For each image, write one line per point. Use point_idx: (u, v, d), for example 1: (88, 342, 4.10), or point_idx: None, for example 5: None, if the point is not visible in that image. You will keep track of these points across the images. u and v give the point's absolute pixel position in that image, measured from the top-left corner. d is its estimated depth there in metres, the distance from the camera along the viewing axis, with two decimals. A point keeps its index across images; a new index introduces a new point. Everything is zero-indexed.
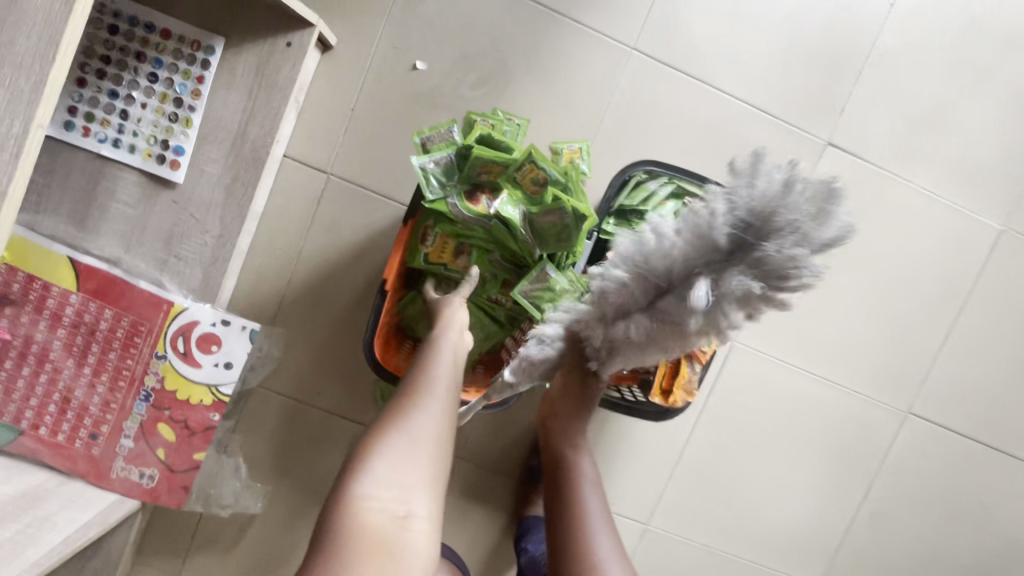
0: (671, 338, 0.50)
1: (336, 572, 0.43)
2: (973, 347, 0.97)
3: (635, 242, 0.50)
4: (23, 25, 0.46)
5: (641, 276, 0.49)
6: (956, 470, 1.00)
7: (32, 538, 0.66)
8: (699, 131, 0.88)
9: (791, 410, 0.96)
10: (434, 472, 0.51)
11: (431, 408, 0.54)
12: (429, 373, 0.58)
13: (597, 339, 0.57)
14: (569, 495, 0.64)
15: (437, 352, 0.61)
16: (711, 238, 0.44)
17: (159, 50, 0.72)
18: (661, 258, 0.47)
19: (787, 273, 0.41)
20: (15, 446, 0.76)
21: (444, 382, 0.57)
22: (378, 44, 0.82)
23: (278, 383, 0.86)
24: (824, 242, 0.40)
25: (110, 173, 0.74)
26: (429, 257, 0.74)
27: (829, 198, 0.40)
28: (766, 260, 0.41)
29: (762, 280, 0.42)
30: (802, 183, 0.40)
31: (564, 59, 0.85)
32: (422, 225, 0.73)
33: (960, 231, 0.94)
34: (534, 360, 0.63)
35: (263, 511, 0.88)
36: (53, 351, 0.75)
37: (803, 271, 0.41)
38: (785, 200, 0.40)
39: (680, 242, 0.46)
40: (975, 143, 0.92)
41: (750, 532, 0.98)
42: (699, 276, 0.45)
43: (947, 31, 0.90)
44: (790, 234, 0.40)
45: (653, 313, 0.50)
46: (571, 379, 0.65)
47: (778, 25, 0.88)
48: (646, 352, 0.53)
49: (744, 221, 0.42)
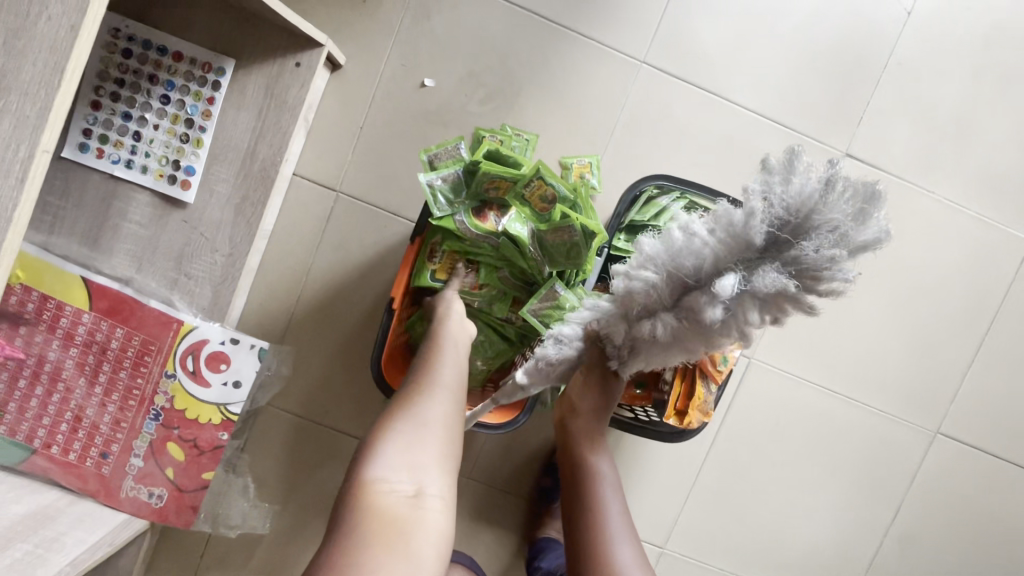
0: (696, 338, 0.47)
1: (354, 556, 0.41)
2: (1004, 364, 0.93)
3: (664, 237, 0.48)
4: (29, 53, 0.46)
5: (669, 272, 0.47)
6: (990, 493, 0.95)
7: (39, 559, 0.66)
8: (712, 144, 0.86)
9: (813, 429, 0.92)
10: (447, 453, 0.50)
11: (438, 390, 0.54)
12: (435, 360, 0.57)
13: (619, 336, 0.55)
14: (589, 497, 0.62)
15: (440, 341, 0.60)
16: (745, 237, 0.42)
17: (171, 72, 0.73)
18: (691, 256, 0.45)
19: (821, 274, 0.40)
20: (27, 465, 0.76)
21: (451, 368, 0.57)
22: (387, 63, 0.82)
23: (288, 401, 0.86)
24: (859, 245, 0.39)
25: (123, 194, 0.75)
26: (437, 275, 0.73)
27: (870, 199, 0.38)
28: (803, 260, 0.40)
29: (794, 279, 0.41)
30: (844, 181, 0.38)
31: (573, 73, 0.84)
32: (429, 242, 0.73)
33: (987, 243, 0.90)
34: (552, 361, 0.59)
35: (272, 530, 0.87)
36: (66, 370, 0.76)
37: (836, 272, 0.40)
38: (826, 199, 0.39)
39: (712, 239, 0.44)
40: (1001, 152, 0.89)
41: (771, 557, 0.95)
42: (729, 273, 0.43)
43: (967, 38, 0.87)
44: (828, 234, 0.39)
45: (678, 311, 0.48)
46: (591, 378, 0.62)
47: (791, 35, 0.86)
48: (670, 353, 0.51)
49: (782, 220, 0.40)
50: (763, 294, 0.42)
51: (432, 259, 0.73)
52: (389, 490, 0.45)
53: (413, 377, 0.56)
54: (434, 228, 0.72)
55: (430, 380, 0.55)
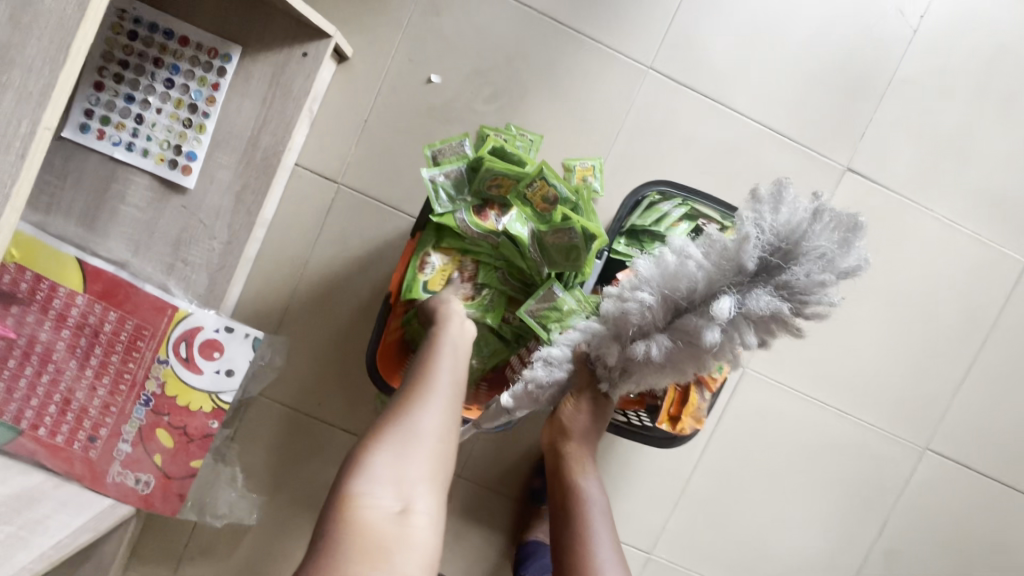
0: (689, 358, 0.51)
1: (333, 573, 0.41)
2: (995, 383, 0.94)
3: (658, 260, 0.51)
4: (35, 29, 0.46)
5: (664, 294, 0.50)
6: (976, 510, 0.96)
7: (23, 541, 0.65)
8: (714, 153, 0.87)
9: (803, 440, 0.93)
10: (436, 467, 0.50)
11: (432, 400, 0.53)
12: (431, 367, 0.57)
13: (611, 358, 0.58)
14: (579, 525, 0.61)
15: (439, 345, 0.60)
16: (740, 261, 0.45)
17: (176, 56, 0.73)
18: (684, 280, 0.49)
19: (812, 297, 0.44)
20: (14, 446, 0.75)
21: (447, 377, 0.56)
22: (394, 57, 0.82)
23: (279, 392, 0.85)
24: (845, 270, 0.43)
25: (122, 176, 0.75)
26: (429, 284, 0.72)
27: (851, 229, 0.43)
28: (795, 283, 0.44)
29: (787, 300, 0.45)
30: (827, 213, 0.43)
31: (580, 76, 0.84)
32: (420, 253, 0.72)
33: (983, 263, 0.91)
34: (542, 383, 0.63)
35: (259, 522, 0.86)
36: (56, 352, 0.75)
37: (823, 295, 0.44)
38: (813, 227, 0.43)
39: (706, 263, 0.48)
40: (1001, 174, 0.90)
41: (757, 567, 0.95)
42: (724, 295, 0.47)
43: (972, 59, 0.88)
44: (817, 259, 0.43)
45: (673, 332, 0.51)
46: (582, 400, 0.65)
47: (799, 48, 0.86)
48: (661, 373, 0.54)
49: (773, 246, 0.44)
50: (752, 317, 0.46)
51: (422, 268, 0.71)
52: (376, 505, 0.45)
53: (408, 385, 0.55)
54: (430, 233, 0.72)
55: (424, 390, 0.54)
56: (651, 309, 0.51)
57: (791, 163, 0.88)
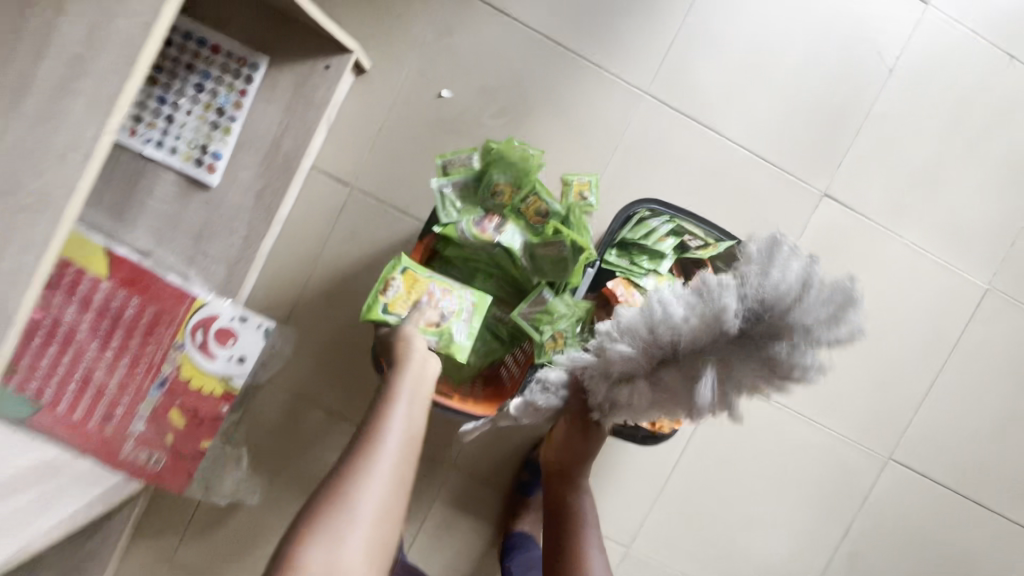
0: (671, 405, 0.53)
1: None
2: (956, 399, 1.00)
3: (645, 306, 0.53)
4: None
5: (648, 343, 0.52)
6: (935, 518, 1.02)
7: (40, 508, 0.70)
8: (703, 174, 0.93)
9: (776, 446, 0.99)
10: (374, 546, 0.51)
11: (375, 475, 0.53)
12: (381, 432, 0.56)
13: (600, 394, 0.61)
14: (570, 542, 0.69)
15: (393, 404, 0.59)
16: (722, 326, 0.46)
17: (207, 63, 0.79)
18: (668, 338, 0.50)
19: (794, 368, 0.46)
20: (34, 423, 0.78)
21: (396, 443, 0.56)
22: (409, 72, 0.88)
23: (284, 381, 0.90)
24: (829, 341, 0.45)
25: (151, 171, 0.80)
26: (389, 306, 0.70)
27: (838, 302, 0.44)
28: (778, 356, 0.45)
29: (768, 369, 0.46)
30: (818, 284, 0.44)
31: (581, 97, 0.91)
32: (386, 277, 0.71)
33: (948, 287, 0.98)
34: (538, 406, 0.68)
35: (260, 502, 0.91)
36: (80, 333, 0.79)
37: (807, 366, 0.45)
38: (801, 299, 0.44)
39: (689, 318, 0.48)
40: (966, 205, 0.97)
41: (729, 564, 1.01)
42: (707, 357, 0.48)
43: (943, 98, 0.95)
44: (801, 333, 0.45)
45: (657, 380, 0.53)
46: (573, 430, 0.71)
47: (785, 81, 0.93)
48: (646, 412, 0.57)
49: (757, 314, 0.45)
50: (736, 382, 0.48)
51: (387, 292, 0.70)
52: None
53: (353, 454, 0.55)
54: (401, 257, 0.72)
55: (366, 467, 0.53)
56: (638, 359, 0.54)
57: (774, 187, 0.94)
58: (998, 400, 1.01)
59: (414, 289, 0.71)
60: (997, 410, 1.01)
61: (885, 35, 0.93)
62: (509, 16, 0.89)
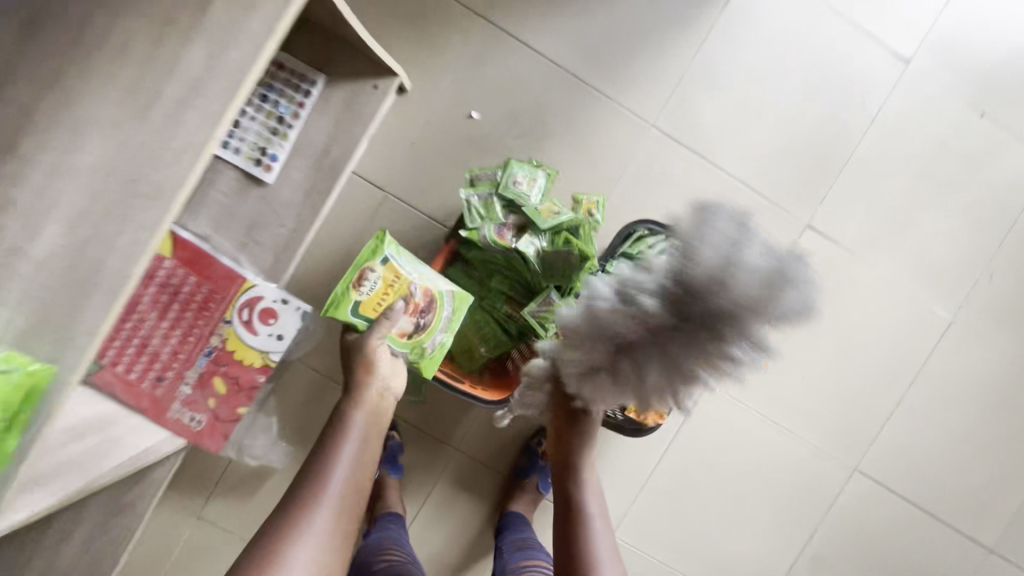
0: (634, 387, 0.58)
1: None
2: (919, 420, 1.10)
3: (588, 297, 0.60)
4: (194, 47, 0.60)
5: (592, 333, 0.59)
6: (895, 528, 1.11)
7: (87, 463, 0.81)
8: (699, 201, 1.04)
9: (752, 451, 1.09)
10: (337, 544, 0.64)
11: (332, 487, 0.67)
12: (338, 452, 0.70)
13: (573, 387, 0.66)
14: (574, 504, 0.77)
15: (346, 429, 0.74)
16: (647, 308, 0.53)
17: (272, 78, 0.91)
18: (607, 325, 0.57)
19: (729, 344, 0.51)
20: (98, 377, 0.88)
21: (349, 460, 0.70)
22: (444, 94, 1.00)
23: (314, 360, 1.01)
24: (761, 315, 0.50)
25: (215, 167, 0.92)
26: (361, 305, 0.81)
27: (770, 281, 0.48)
28: (711, 333, 0.51)
29: (706, 346, 0.52)
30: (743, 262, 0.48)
31: (594, 126, 1.02)
32: (365, 274, 0.81)
33: (915, 316, 1.08)
34: (524, 400, 0.80)
35: (283, 468, 1.03)
36: (141, 303, 0.90)
37: (738, 343, 0.51)
38: (724, 275, 0.49)
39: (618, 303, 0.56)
40: (936, 244, 1.08)
41: (702, 557, 1.10)
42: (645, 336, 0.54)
43: (919, 147, 1.06)
44: (728, 309, 0.49)
45: (611, 364, 0.59)
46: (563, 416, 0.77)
47: (777, 122, 1.04)
48: (615, 397, 0.62)
49: (681, 290, 0.51)
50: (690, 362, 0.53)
51: (363, 289, 0.81)
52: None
53: (300, 500, 0.65)
54: (384, 259, 0.81)
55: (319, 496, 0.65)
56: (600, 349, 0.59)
57: (762, 216, 1.05)
58: (957, 423, 1.11)
59: (392, 291, 0.82)
60: (956, 433, 1.11)
61: (869, 87, 1.05)
62: (536, 51, 1.00)
